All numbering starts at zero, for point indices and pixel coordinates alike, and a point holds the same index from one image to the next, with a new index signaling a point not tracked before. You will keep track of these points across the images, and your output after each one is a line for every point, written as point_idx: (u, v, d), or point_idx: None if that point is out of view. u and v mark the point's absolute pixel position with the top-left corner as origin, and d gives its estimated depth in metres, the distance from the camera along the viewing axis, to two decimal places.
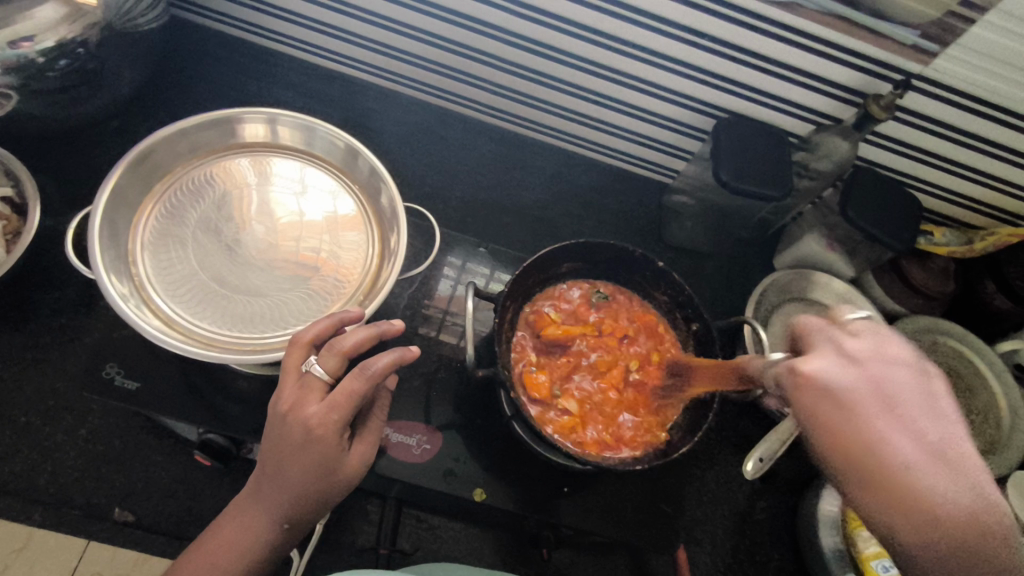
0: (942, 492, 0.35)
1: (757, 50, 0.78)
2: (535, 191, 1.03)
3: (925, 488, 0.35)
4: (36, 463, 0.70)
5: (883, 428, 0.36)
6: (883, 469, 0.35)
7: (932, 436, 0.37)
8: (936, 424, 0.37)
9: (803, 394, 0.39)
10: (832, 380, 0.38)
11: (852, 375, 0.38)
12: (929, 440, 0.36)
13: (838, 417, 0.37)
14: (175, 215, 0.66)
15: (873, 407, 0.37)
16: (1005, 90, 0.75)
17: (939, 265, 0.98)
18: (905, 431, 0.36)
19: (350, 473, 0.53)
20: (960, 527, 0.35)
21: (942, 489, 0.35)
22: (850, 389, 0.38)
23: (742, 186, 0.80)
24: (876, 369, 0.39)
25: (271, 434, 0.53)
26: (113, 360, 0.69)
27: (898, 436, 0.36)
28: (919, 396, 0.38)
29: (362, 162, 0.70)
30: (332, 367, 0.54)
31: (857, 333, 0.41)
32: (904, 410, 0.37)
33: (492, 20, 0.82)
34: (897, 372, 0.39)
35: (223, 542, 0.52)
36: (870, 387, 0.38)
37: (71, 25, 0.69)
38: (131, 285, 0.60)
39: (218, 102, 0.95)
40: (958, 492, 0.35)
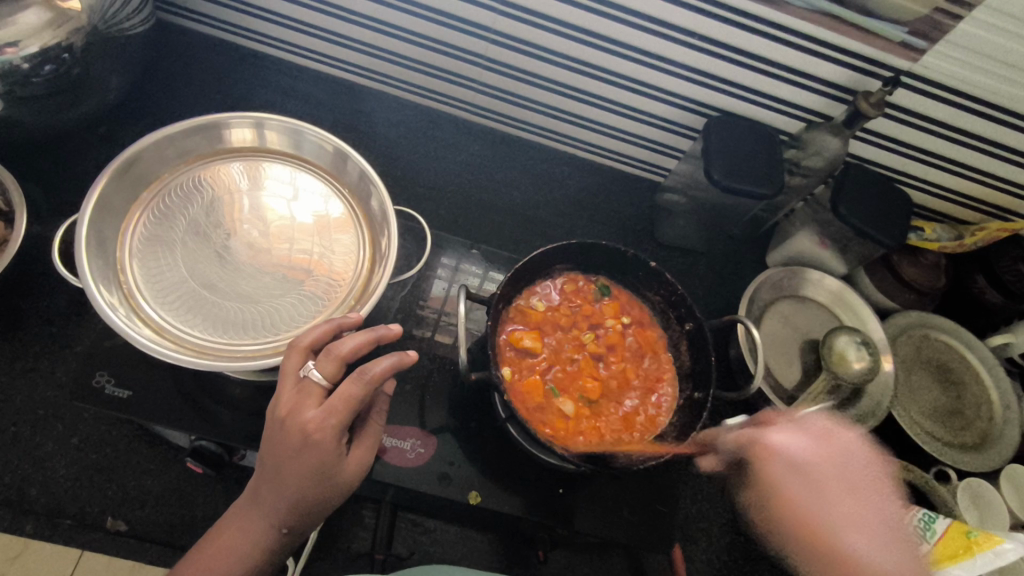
0: (870, 559, 0.53)
1: (747, 48, 0.78)
2: (527, 192, 1.03)
3: (856, 556, 0.53)
4: (27, 474, 0.69)
5: (830, 502, 0.56)
6: (828, 538, 0.54)
7: (858, 514, 0.56)
8: (866, 490, 0.58)
9: (768, 470, 0.58)
10: (795, 456, 0.58)
11: (811, 453, 0.58)
12: (855, 516, 0.56)
13: (801, 490, 0.57)
14: (164, 222, 0.65)
15: (819, 483, 0.57)
16: (994, 86, 0.76)
17: (930, 260, 0.98)
18: (846, 504, 0.56)
19: (348, 478, 0.53)
20: None
21: (874, 554, 0.53)
22: (806, 470, 0.57)
23: (734, 185, 0.80)
24: (828, 448, 0.59)
25: (269, 439, 0.53)
26: (103, 369, 0.68)
27: (844, 516, 0.55)
28: (853, 474, 0.58)
29: (352, 165, 0.70)
30: (329, 373, 0.53)
31: (814, 424, 0.61)
32: (851, 487, 0.57)
33: (481, 21, 0.82)
34: (846, 454, 0.59)
35: (222, 545, 0.52)
36: (813, 473, 0.57)
37: (55, 30, 0.68)
38: (120, 294, 0.60)
39: (205, 105, 0.95)
40: (884, 552, 0.53)
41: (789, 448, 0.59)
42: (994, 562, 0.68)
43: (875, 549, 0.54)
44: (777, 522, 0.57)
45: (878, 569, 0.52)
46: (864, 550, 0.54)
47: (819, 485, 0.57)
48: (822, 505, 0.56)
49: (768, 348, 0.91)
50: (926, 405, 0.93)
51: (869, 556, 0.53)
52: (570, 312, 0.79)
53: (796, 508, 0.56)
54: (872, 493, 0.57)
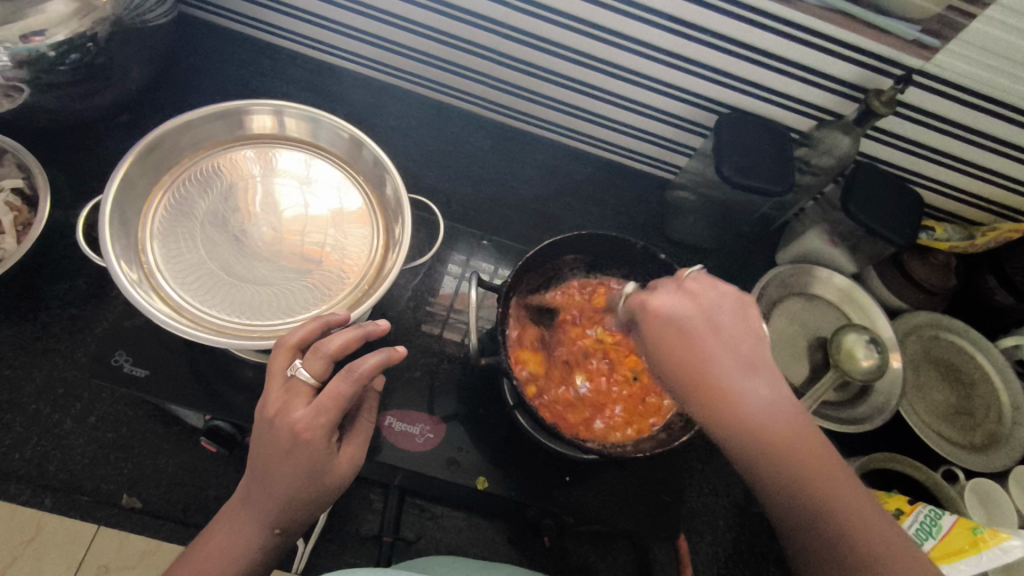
0: (760, 409, 0.46)
1: (759, 45, 0.78)
2: (539, 187, 1.04)
3: (740, 399, 0.46)
4: (47, 450, 0.71)
5: (707, 345, 0.48)
6: (713, 392, 0.47)
7: (744, 355, 0.48)
8: (740, 329, 0.49)
9: (651, 325, 0.51)
10: (670, 309, 0.50)
11: (690, 312, 0.50)
12: (742, 360, 0.48)
13: (681, 339, 0.49)
14: (184, 205, 0.67)
15: (687, 334, 0.49)
16: (1006, 86, 0.76)
17: (941, 260, 0.98)
18: (726, 348, 0.48)
19: (340, 476, 0.54)
20: (772, 428, 0.46)
21: (764, 402, 0.46)
22: (687, 321, 0.50)
23: (744, 181, 0.80)
24: (707, 304, 0.50)
25: (258, 439, 0.53)
26: (122, 348, 0.70)
27: (732, 369, 0.47)
28: (736, 322, 0.50)
29: (367, 153, 0.71)
30: (317, 371, 0.54)
31: (691, 278, 0.52)
32: (716, 339, 0.49)
33: (494, 16, 0.83)
34: (723, 302, 0.50)
35: (214, 549, 0.52)
36: (712, 322, 0.49)
37: (82, 18, 0.71)
38: (140, 272, 0.61)
39: (223, 96, 0.96)
40: (755, 385, 0.47)
41: (673, 306, 0.50)
42: (1001, 558, 0.69)
43: (763, 394, 0.47)
44: (686, 390, 0.48)
45: (769, 418, 0.46)
46: (741, 388, 0.47)
47: (689, 335, 0.49)
48: (706, 346, 0.48)
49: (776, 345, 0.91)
50: (932, 406, 0.94)
51: (753, 402, 0.46)
52: (585, 309, 0.80)
53: (681, 363, 0.48)
54: (750, 339, 0.49)
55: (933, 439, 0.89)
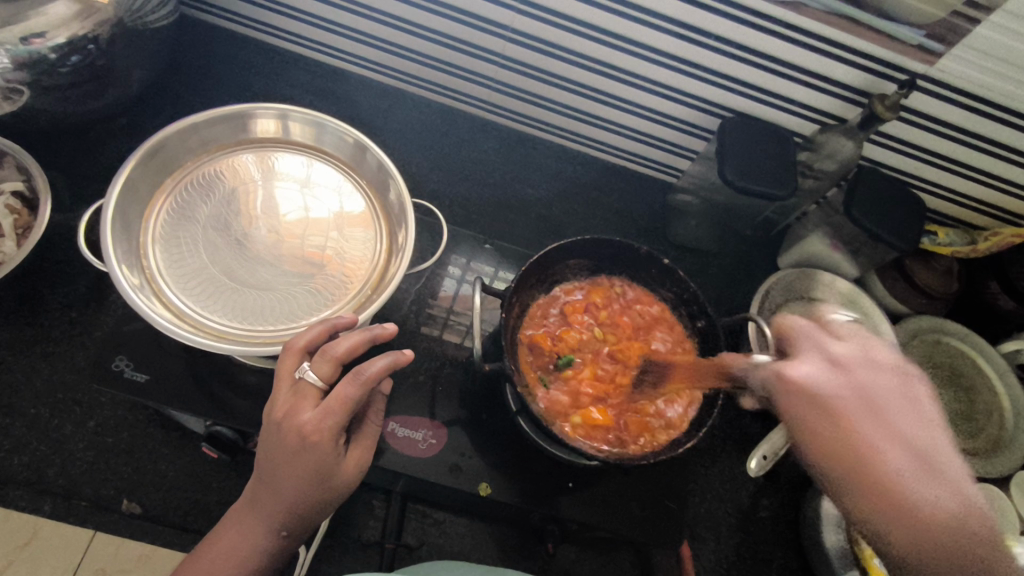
0: (937, 503, 0.39)
1: (763, 49, 0.78)
2: (541, 190, 1.03)
3: (915, 490, 0.39)
4: (45, 455, 0.70)
5: (856, 421, 0.42)
6: (866, 457, 0.41)
7: (913, 433, 0.42)
8: (899, 400, 0.44)
9: (793, 395, 0.45)
10: (810, 376, 0.45)
11: (836, 384, 0.44)
12: (914, 436, 0.42)
13: (824, 407, 0.43)
14: (186, 209, 0.66)
15: (871, 409, 0.42)
16: (1009, 90, 0.76)
17: (943, 265, 0.99)
18: (893, 432, 0.42)
19: (346, 479, 0.54)
20: (944, 519, 0.39)
21: (929, 486, 0.39)
22: (844, 393, 0.43)
23: (747, 185, 0.80)
24: (860, 376, 0.44)
25: (266, 441, 0.53)
26: (123, 353, 0.69)
27: (893, 443, 0.41)
28: (879, 381, 0.44)
29: (370, 157, 0.71)
30: (324, 374, 0.54)
31: (839, 343, 0.47)
32: (888, 415, 0.42)
33: (498, 19, 0.82)
34: (875, 375, 0.45)
35: (221, 550, 0.53)
36: (866, 393, 0.43)
37: (84, 21, 0.70)
38: (142, 277, 0.61)
39: (225, 98, 0.96)
40: (926, 467, 0.40)
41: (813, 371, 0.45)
42: (1006, 565, 0.70)
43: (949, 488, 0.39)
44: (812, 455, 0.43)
45: (937, 503, 0.39)
46: (903, 464, 0.40)
47: (854, 412, 0.42)
48: (860, 430, 0.42)
49: None
50: None
51: (920, 482, 0.40)
52: (601, 316, 0.80)
53: (825, 438, 0.42)
54: (919, 412, 0.43)
55: None
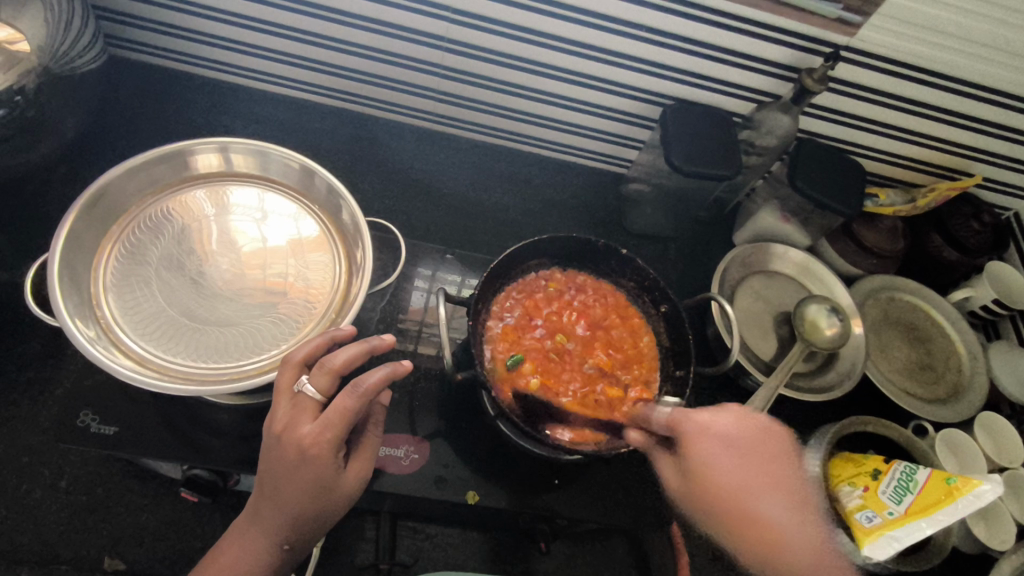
0: (791, 529, 0.57)
1: (693, 36, 0.81)
2: (496, 194, 1.04)
3: (767, 524, 0.56)
4: (17, 522, 0.68)
5: (745, 481, 0.58)
6: (748, 512, 0.57)
7: (769, 487, 0.59)
8: (758, 471, 0.59)
9: (703, 449, 0.59)
10: (719, 431, 0.60)
11: (706, 454, 0.59)
12: (776, 490, 0.59)
13: (731, 464, 0.58)
14: (136, 254, 0.65)
15: (743, 462, 0.59)
16: (928, 53, 0.80)
17: (888, 225, 1.02)
18: (757, 476, 0.59)
19: (348, 491, 0.54)
20: (790, 540, 0.56)
21: (783, 524, 0.57)
22: (729, 445, 0.60)
23: (694, 168, 0.82)
24: (721, 434, 0.60)
25: (267, 454, 0.53)
26: (87, 408, 0.68)
27: (761, 497, 0.58)
28: (747, 452, 0.60)
29: (319, 181, 0.71)
30: (323, 386, 0.54)
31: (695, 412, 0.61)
32: (750, 471, 0.59)
33: (432, 30, 0.84)
34: (734, 432, 0.61)
35: (223, 565, 0.52)
36: (735, 442, 0.60)
37: (6, 73, 0.68)
38: (98, 327, 0.60)
39: (165, 135, 0.94)
40: (795, 522, 0.57)
41: (713, 422, 0.61)
42: (976, 502, 0.74)
43: (794, 521, 0.57)
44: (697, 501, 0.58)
45: (792, 537, 0.56)
46: (779, 519, 0.57)
47: (735, 465, 0.59)
48: (745, 487, 0.58)
49: (742, 325, 0.93)
50: (896, 363, 0.97)
51: (770, 517, 0.57)
52: (556, 306, 0.81)
53: (731, 500, 0.57)
54: (761, 472, 0.60)
55: (901, 398, 0.92)
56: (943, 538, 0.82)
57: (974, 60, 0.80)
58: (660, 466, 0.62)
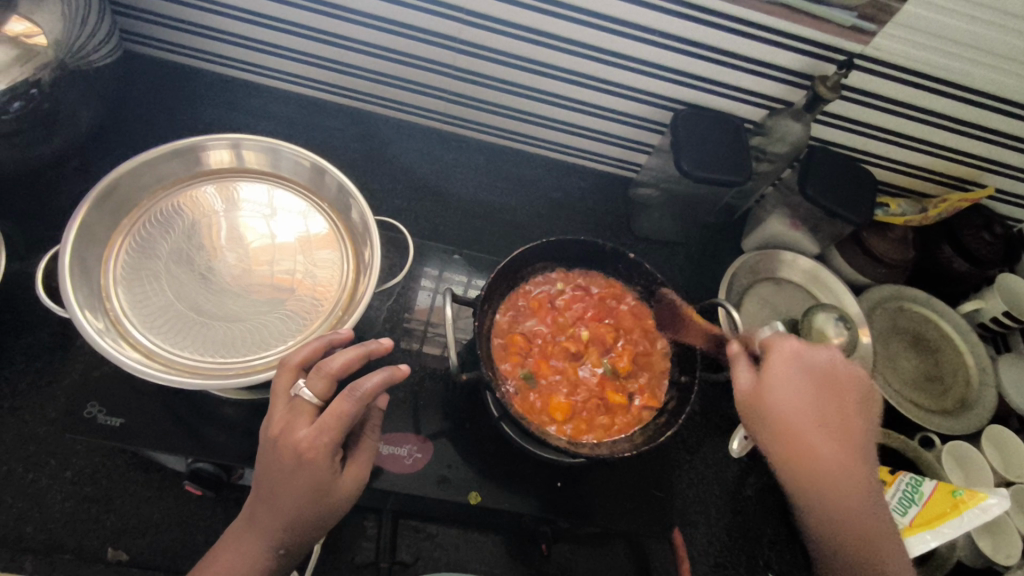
0: (842, 475, 0.55)
1: (706, 42, 0.81)
2: (505, 195, 1.04)
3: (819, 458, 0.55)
4: (23, 511, 0.69)
5: (810, 412, 0.56)
6: (807, 440, 0.55)
7: (838, 427, 0.57)
8: (834, 407, 0.57)
9: (775, 368, 0.59)
10: (801, 360, 0.59)
11: (785, 370, 0.58)
12: (841, 431, 0.56)
13: (803, 392, 0.57)
14: (146, 248, 0.66)
15: (817, 395, 0.57)
16: (943, 63, 0.79)
17: (898, 234, 1.01)
18: (831, 413, 0.57)
19: (344, 495, 0.54)
20: (838, 477, 0.54)
21: (834, 467, 0.55)
22: (809, 375, 0.58)
23: (704, 174, 0.82)
24: (804, 365, 0.59)
25: (263, 458, 0.53)
26: (94, 400, 0.68)
27: (822, 432, 0.56)
28: (831, 390, 0.58)
29: (329, 179, 0.71)
30: (319, 390, 0.54)
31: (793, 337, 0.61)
32: (824, 406, 0.57)
33: (444, 31, 0.84)
34: (821, 366, 0.59)
35: (216, 569, 0.52)
36: (816, 378, 0.58)
37: (23, 66, 0.69)
38: (107, 320, 0.60)
39: (177, 129, 0.95)
40: (851, 465, 0.55)
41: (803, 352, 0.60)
42: (982, 517, 0.73)
43: (847, 467, 0.55)
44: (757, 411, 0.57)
45: (837, 481, 0.54)
46: (837, 459, 0.55)
47: (811, 393, 0.57)
48: (811, 416, 0.56)
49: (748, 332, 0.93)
50: (904, 374, 0.96)
51: (828, 453, 0.55)
52: (570, 307, 0.80)
53: (787, 423, 0.56)
54: (837, 410, 0.57)
55: (908, 409, 0.91)
56: (947, 552, 0.81)
57: (989, 70, 0.79)
58: (737, 374, 0.60)
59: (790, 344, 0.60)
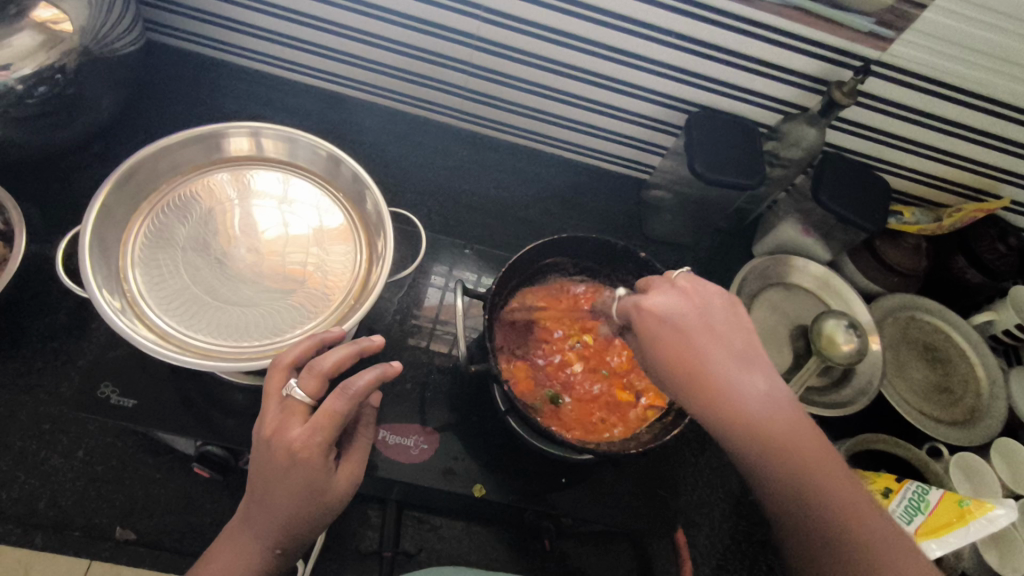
0: (768, 408, 0.48)
1: (722, 44, 0.81)
2: (517, 194, 1.05)
3: (734, 395, 0.48)
4: (34, 488, 0.70)
5: (704, 354, 0.50)
6: (711, 387, 0.48)
7: (737, 354, 0.50)
8: (723, 340, 0.51)
9: (649, 324, 0.52)
10: (668, 307, 0.52)
11: (681, 307, 0.52)
12: (742, 359, 0.50)
13: (684, 336, 0.51)
14: (163, 231, 0.67)
15: (701, 333, 0.51)
16: (961, 71, 0.79)
17: (911, 243, 1.00)
18: (721, 346, 0.50)
19: (340, 493, 0.55)
20: (758, 412, 0.48)
21: (761, 405, 0.48)
22: (683, 317, 0.52)
23: (717, 176, 0.82)
24: (680, 304, 0.53)
25: (257, 460, 0.53)
26: (108, 380, 0.69)
27: (723, 370, 0.49)
28: (734, 323, 0.52)
29: (345, 170, 0.72)
30: (312, 389, 0.55)
31: (680, 278, 0.55)
32: (714, 343, 0.50)
33: (463, 28, 0.84)
34: (701, 305, 0.52)
35: (215, 571, 0.52)
36: (695, 314, 0.52)
37: (49, 51, 0.70)
38: (123, 300, 0.61)
39: (197, 119, 0.96)
40: (761, 395, 0.49)
41: (667, 296, 0.53)
42: (989, 527, 0.72)
43: (756, 396, 0.48)
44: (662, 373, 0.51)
45: (751, 416, 0.47)
46: (746, 392, 0.48)
47: (696, 333, 0.51)
48: (705, 360, 0.49)
49: None
50: (913, 384, 0.96)
51: (737, 388, 0.48)
52: (571, 312, 0.81)
53: (691, 370, 0.49)
54: (730, 338, 0.51)
55: (917, 419, 0.90)
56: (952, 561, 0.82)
57: (1008, 80, 0.79)
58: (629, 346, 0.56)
59: (660, 296, 0.53)
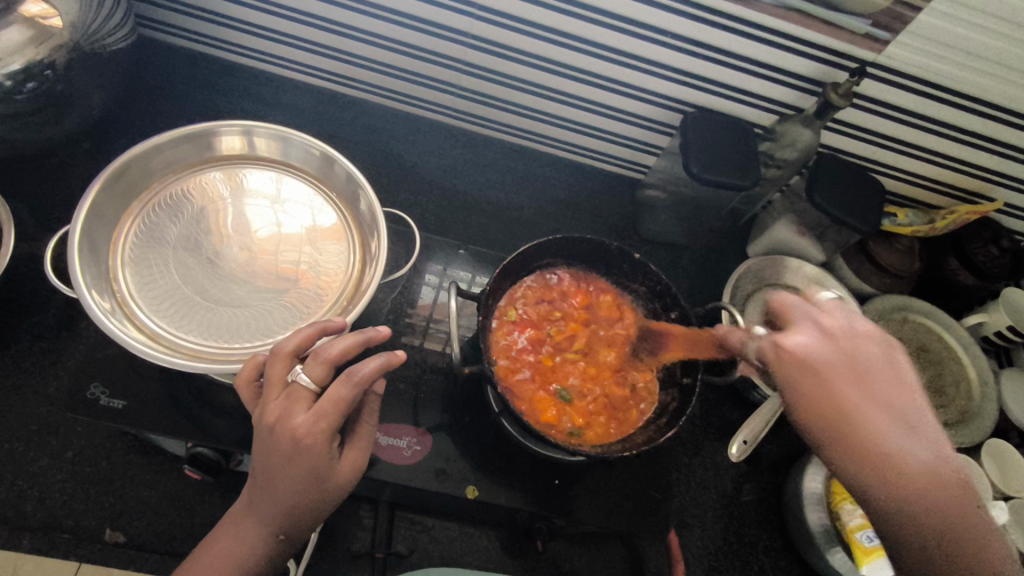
0: (931, 469, 0.44)
1: (719, 45, 0.81)
2: (511, 193, 1.04)
3: (896, 453, 0.44)
4: (22, 489, 0.69)
5: (860, 404, 0.45)
6: (871, 446, 0.44)
7: (897, 404, 0.45)
8: (882, 391, 0.46)
9: (791, 367, 0.47)
10: (810, 350, 0.47)
11: (826, 351, 0.47)
12: (900, 409, 0.45)
13: (834, 384, 0.46)
14: (154, 231, 0.66)
15: (854, 381, 0.46)
16: (956, 74, 0.79)
17: (906, 244, 1.01)
18: (881, 397, 0.46)
19: (343, 481, 0.53)
20: (921, 476, 0.44)
21: (924, 466, 0.44)
22: (832, 360, 0.46)
23: (712, 177, 0.82)
24: (845, 345, 0.47)
25: (259, 446, 0.52)
26: (97, 381, 0.68)
27: (882, 423, 0.45)
28: (893, 369, 0.47)
29: (338, 169, 0.71)
30: (317, 376, 0.53)
31: (829, 314, 0.49)
32: (873, 391, 0.46)
33: (460, 26, 0.84)
34: (860, 346, 0.47)
35: (217, 555, 0.52)
36: (848, 357, 0.46)
37: (38, 47, 0.70)
38: (113, 300, 0.60)
39: (189, 116, 0.95)
40: (923, 458, 0.44)
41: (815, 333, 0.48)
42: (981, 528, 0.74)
43: (918, 455, 0.44)
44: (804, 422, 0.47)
45: (912, 479, 0.44)
46: (911, 452, 0.44)
47: (843, 380, 0.46)
48: (861, 412, 0.45)
49: None
50: None
51: (901, 448, 0.44)
52: (568, 310, 0.81)
53: (838, 421, 0.45)
54: (892, 387, 0.46)
55: None
56: None
57: (1003, 83, 0.79)
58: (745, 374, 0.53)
59: (794, 336, 0.48)
